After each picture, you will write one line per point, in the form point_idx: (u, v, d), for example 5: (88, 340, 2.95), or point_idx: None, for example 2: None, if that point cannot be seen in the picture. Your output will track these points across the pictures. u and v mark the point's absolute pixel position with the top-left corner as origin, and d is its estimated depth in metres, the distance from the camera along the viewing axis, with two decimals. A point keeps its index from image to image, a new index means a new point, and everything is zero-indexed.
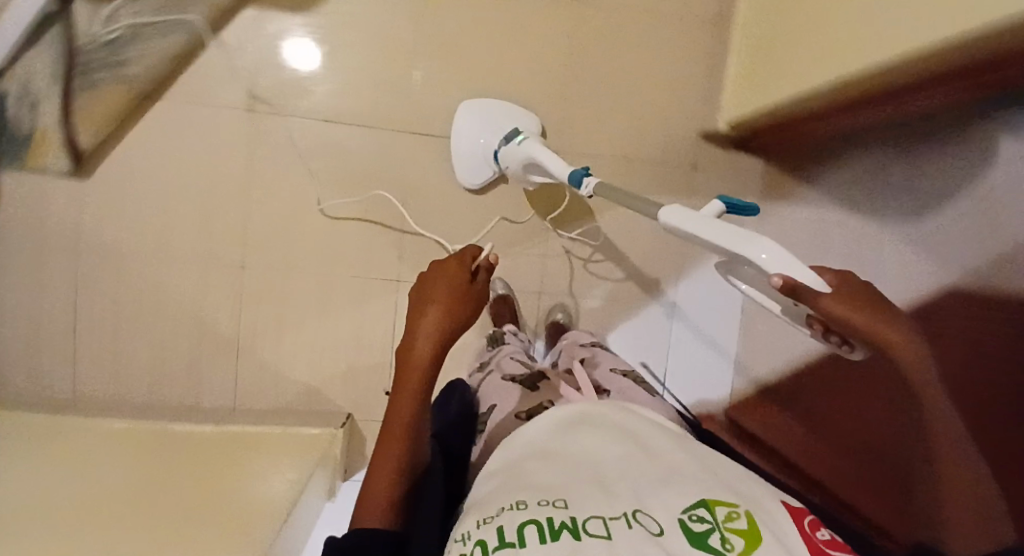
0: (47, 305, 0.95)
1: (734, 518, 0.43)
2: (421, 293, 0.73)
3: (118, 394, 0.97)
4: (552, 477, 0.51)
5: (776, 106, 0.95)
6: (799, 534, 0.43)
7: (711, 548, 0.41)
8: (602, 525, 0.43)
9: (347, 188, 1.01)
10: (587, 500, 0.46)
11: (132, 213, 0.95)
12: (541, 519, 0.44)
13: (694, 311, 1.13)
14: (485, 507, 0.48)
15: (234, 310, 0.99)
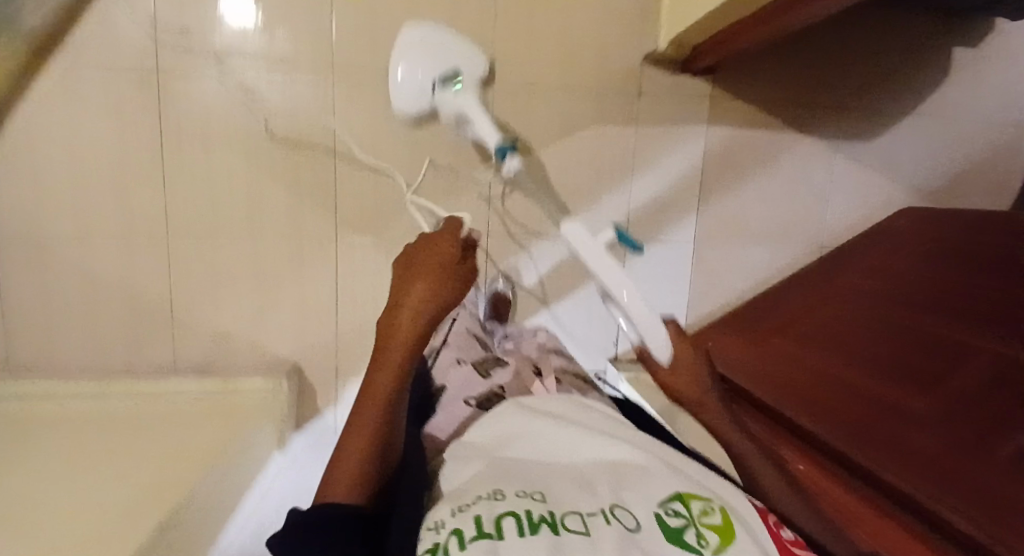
0: None
1: (707, 513, 0.39)
2: (407, 264, 0.58)
3: (53, 356, 0.97)
4: (526, 469, 0.45)
5: (727, 10, 0.82)
6: (768, 531, 0.41)
7: (688, 544, 0.36)
8: (583, 520, 0.37)
9: (269, 134, 0.96)
10: (565, 494, 0.40)
11: (45, 172, 0.93)
12: (520, 511, 0.38)
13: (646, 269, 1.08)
14: (459, 495, 0.42)
15: (165, 267, 0.97)
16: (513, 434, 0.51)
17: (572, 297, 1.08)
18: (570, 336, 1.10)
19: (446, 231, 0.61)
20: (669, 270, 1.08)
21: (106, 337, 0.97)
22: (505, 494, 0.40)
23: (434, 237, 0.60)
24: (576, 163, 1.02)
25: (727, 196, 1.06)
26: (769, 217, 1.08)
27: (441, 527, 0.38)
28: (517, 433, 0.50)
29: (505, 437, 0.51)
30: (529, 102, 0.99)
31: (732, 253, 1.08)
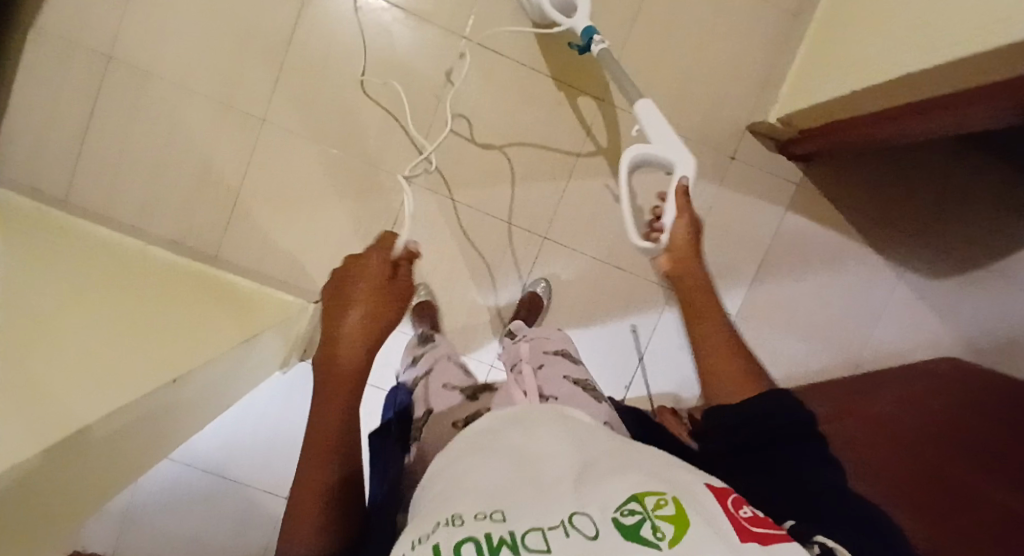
0: (66, 99, 0.97)
1: (663, 504, 0.30)
2: (339, 293, 0.57)
3: (107, 207, 0.99)
4: (483, 476, 0.35)
5: (850, 97, 0.85)
6: (725, 512, 0.31)
7: (642, 540, 0.27)
8: (547, 537, 0.28)
9: (383, 75, 1.00)
10: (528, 504, 0.31)
11: (171, 35, 0.96)
12: (479, 534, 0.29)
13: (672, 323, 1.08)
14: (417, 523, 0.33)
15: (242, 159, 1.00)
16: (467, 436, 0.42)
17: (599, 327, 1.08)
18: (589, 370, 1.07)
19: (372, 255, 0.60)
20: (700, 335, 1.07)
21: (164, 205, 0.99)
22: (462, 518, 0.31)
23: (360, 263, 0.59)
24: None
25: (782, 284, 1.07)
26: (814, 319, 1.08)
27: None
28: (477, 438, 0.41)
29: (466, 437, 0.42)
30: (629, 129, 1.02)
31: (768, 342, 1.08)
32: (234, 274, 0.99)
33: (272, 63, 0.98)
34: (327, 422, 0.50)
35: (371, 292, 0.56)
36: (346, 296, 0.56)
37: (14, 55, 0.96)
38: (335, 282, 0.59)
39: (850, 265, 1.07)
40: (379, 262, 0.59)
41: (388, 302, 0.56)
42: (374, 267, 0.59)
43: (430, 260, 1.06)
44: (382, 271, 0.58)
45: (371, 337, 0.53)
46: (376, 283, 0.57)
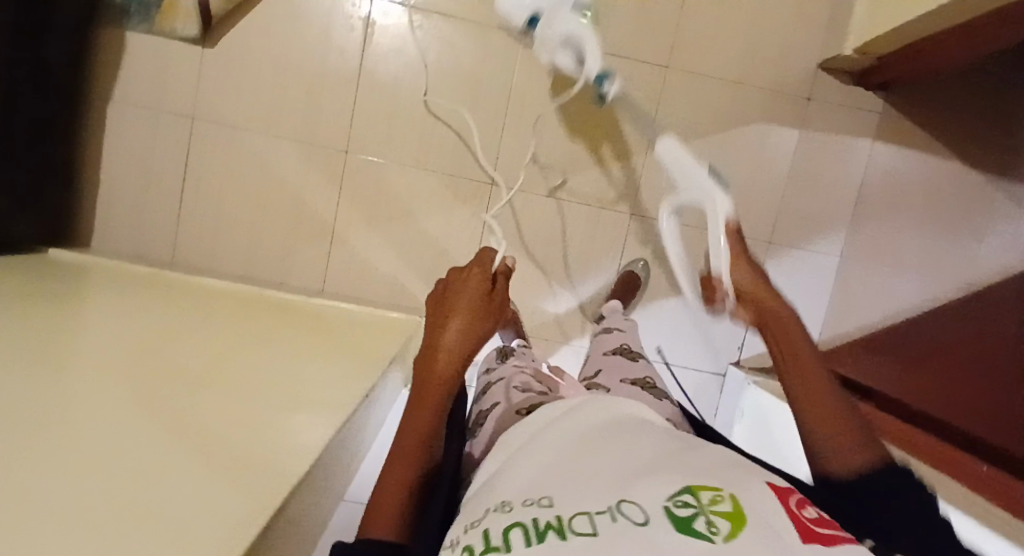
0: (158, 165, 1.01)
1: (717, 500, 0.32)
2: (439, 303, 0.58)
3: (214, 259, 1.03)
4: (535, 471, 0.40)
5: (920, 25, 0.84)
6: (783, 514, 0.32)
7: (696, 533, 0.29)
8: (593, 521, 0.31)
9: (451, 86, 1.01)
10: (576, 493, 0.35)
11: (248, 87, 0.99)
12: (527, 521, 0.33)
13: None
14: (473, 510, 0.39)
15: (331, 194, 1.02)
16: (526, 438, 0.47)
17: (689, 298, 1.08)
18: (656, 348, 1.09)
19: (474, 265, 0.60)
20: (808, 282, 1.08)
21: (266, 248, 1.03)
22: (512, 504, 0.36)
23: (464, 273, 0.59)
24: (733, 159, 1.04)
25: (879, 220, 1.05)
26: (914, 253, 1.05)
27: (456, 546, 0.36)
28: (541, 436, 0.46)
29: (527, 438, 0.47)
30: (700, 92, 1.02)
31: (877, 282, 1.06)
32: (343, 301, 1.02)
33: (345, 96, 1.00)
34: (418, 419, 0.51)
35: (470, 305, 0.56)
36: (447, 305, 0.57)
37: (99, 132, 0.99)
38: (437, 292, 0.60)
39: None
40: (481, 273, 0.59)
41: (483, 319, 0.56)
42: (474, 281, 0.58)
43: (525, 257, 1.07)
44: (483, 285, 0.58)
45: (464, 352, 0.54)
46: (476, 295, 0.57)
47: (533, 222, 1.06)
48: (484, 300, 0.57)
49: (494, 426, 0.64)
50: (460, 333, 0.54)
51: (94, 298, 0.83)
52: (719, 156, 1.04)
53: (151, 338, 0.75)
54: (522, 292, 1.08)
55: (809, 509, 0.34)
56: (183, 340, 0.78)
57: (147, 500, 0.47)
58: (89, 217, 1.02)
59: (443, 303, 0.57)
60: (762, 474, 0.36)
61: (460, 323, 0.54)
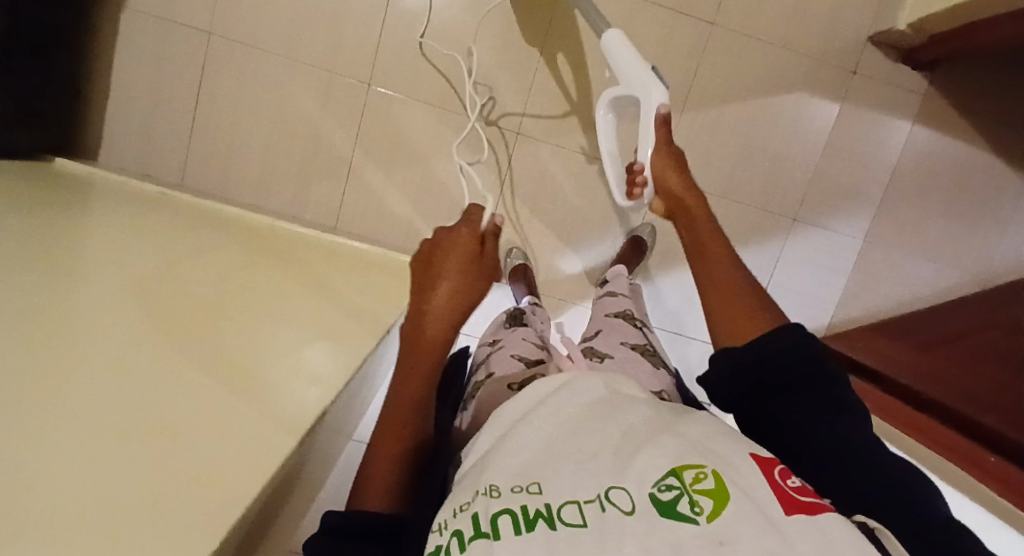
0: (170, 83, 0.96)
1: (700, 479, 0.31)
2: (426, 270, 0.55)
3: (225, 187, 1.00)
4: (523, 449, 0.38)
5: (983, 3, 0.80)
6: (768, 489, 0.32)
7: (681, 516, 0.29)
8: (582, 510, 0.31)
9: (482, 25, 0.96)
10: (565, 477, 0.34)
11: (267, 6, 0.94)
12: (515, 506, 0.33)
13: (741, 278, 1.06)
14: (460, 491, 0.37)
15: (350, 127, 0.99)
16: (520, 412, 0.44)
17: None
18: (657, 321, 1.07)
19: (462, 225, 0.57)
20: (823, 264, 1.06)
21: (280, 179, 1.00)
22: (499, 489, 0.35)
23: (450, 237, 0.56)
24: (767, 127, 1.00)
25: (910, 203, 1.04)
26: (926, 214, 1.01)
27: (444, 529, 0.35)
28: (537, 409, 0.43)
29: (521, 413, 0.44)
30: (741, 52, 0.98)
31: (897, 264, 1.05)
32: (358, 242, 1.00)
33: (370, 25, 0.95)
34: (408, 388, 0.50)
35: (460, 271, 0.54)
36: (434, 272, 0.54)
37: (107, 42, 0.94)
38: (422, 255, 0.57)
39: (977, 176, 1.03)
40: (470, 235, 0.57)
41: (474, 285, 0.54)
42: (463, 243, 0.56)
43: (542, 212, 1.04)
44: (471, 247, 0.55)
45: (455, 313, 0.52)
46: (464, 256, 0.55)
47: (555, 172, 1.02)
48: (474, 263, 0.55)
49: (480, 398, 0.63)
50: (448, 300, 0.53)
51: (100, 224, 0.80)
52: (752, 122, 1.00)
53: (159, 262, 0.73)
54: (538, 247, 1.05)
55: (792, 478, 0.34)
56: (192, 264, 0.75)
57: (157, 441, 0.46)
58: (97, 132, 0.98)
59: (430, 264, 0.55)
60: (749, 446, 0.36)
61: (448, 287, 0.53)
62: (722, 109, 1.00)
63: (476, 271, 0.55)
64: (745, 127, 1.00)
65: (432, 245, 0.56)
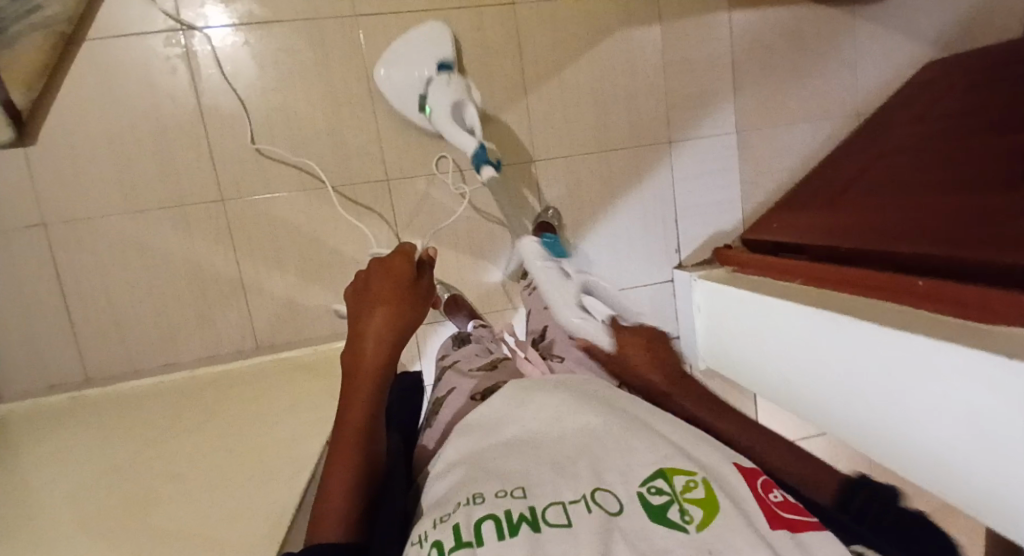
0: (31, 291, 0.92)
1: (691, 487, 0.37)
2: (362, 295, 0.58)
3: (133, 361, 0.96)
4: (506, 457, 0.43)
5: None
6: (755, 496, 0.38)
7: (673, 522, 0.35)
8: (568, 511, 0.36)
9: (306, 99, 0.95)
10: (545, 483, 0.39)
11: (92, 176, 0.91)
12: (499, 512, 0.36)
13: (654, 207, 1.08)
14: (439, 504, 0.40)
15: (228, 250, 0.96)
16: (493, 421, 0.49)
17: (613, 219, 1.07)
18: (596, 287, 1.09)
19: (397, 254, 0.61)
20: (719, 168, 1.09)
21: (185, 329, 0.97)
22: (484, 495, 0.38)
23: (386, 264, 0.60)
24: (609, 72, 1.03)
25: (761, 79, 1.08)
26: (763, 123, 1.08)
27: (425, 540, 0.37)
28: (504, 419, 0.49)
29: (494, 424, 0.49)
30: (551, 18, 1.00)
31: (776, 136, 1.10)
32: (287, 351, 0.98)
33: (200, 147, 0.93)
34: (353, 414, 0.51)
35: (396, 293, 0.57)
36: (370, 296, 0.57)
37: None
38: (358, 283, 0.60)
39: (806, 29, 1.08)
40: (404, 261, 0.60)
41: (410, 307, 0.57)
42: (398, 268, 0.59)
43: (448, 240, 1.04)
44: (407, 271, 0.59)
45: (394, 332, 0.55)
46: (403, 278, 0.59)
47: (442, 198, 1.02)
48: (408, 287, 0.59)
49: (444, 414, 0.64)
50: (387, 323, 0.55)
51: (30, 467, 0.76)
52: (594, 76, 1.02)
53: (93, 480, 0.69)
54: (459, 274, 1.05)
55: (775, 492, 0.40)
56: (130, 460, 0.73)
57: None
58: None
59: (367, 288, 0.58)
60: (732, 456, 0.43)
61: (387, 310, 0.55)
62: (562, 73, 1.02)
63: (413, 293, 0.58)
64: (590, 82, 1.03)
65: (369, 270, 0.60)
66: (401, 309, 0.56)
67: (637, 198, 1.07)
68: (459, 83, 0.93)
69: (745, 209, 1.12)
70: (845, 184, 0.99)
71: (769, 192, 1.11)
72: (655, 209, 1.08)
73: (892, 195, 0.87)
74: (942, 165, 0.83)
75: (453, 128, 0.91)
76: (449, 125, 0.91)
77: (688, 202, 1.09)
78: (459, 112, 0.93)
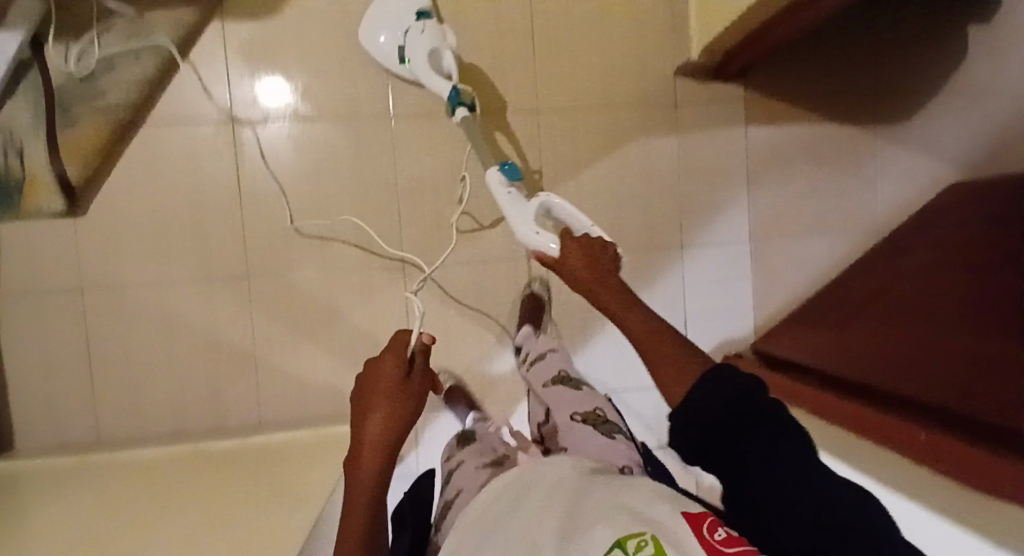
0: (61, 351, 0.97)
1: (640, 547, 0.38)
2: (361, 397, 0.65)
3: (143, 426, 0.99)
4: None
5: (746, 23, 0.88)
6: (699, 543, 0.38)
7: None
8: None
9: (336, 188, 1.01)
10: None
11: (131, 248, 0.97)
12: None
13: (666, 293, 1.09)
14: None
15: (246, 325, 1.00)
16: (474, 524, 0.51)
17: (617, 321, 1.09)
18: (600, 371, 1.09)
19: (387, 354, 0.67)
20: (732, 270, 1.10)
21: (196, 398, 1.00)
22: None
23: (379, 365, 0.66)
24: (625, 179, 1.06)
25: (778, 193, 1.09)
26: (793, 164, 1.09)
27: None
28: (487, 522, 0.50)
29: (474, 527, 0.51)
30: (573, 126, 1.05)
31: (791, 248, 1.10)
32: (288, 430, 0.99)
33: (233, 227, 0.99)
34: (353, 519, 0.57)
35: (390, 395, 0.63)
36: (367, 400, 0.64)
37: None
38: (359, 384, 0.67)
39: (825, 148, 1.10)
40: (395, 361, 0.67)
41: (403, 408, 0.63)
42: (390, 371, 0.66)
43: (457, 329, 1.06)
44: (400, 372, 0.65)
45: (390, 435, 0.61)
46: (392, 385, 0.64)
47: (455, 288, 1.05)
48: (401, 386, 0.65)
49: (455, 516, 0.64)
50: (382, 425, 0.61)
51: (26, 527, 0.78)
52: (612, 181, 1.06)
53: None
54: (465, 363, 1.06)
55: (721, 529, 0.40)
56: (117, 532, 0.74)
57: None
58: (10, 424, 0.97)
59: (364, 397, 0.65)
60: (683, 511, 0.43)
61: (382, 415, 0.62)
62: (580, 177, 1.06)
63: (404, 392, 0.64)
64: (607, 187, 1.06)
65: (366, 372, 0.67)
66: (394, 410, 0.62)
67: (650, 284, 1.08)
68: (433, 29, 0.94)
69: (759, 318, 1.11)
70: (858, 307, 1.00)
71: (783, 303, 1.11)
72: (668, 295, 1.09)
73: (898, 326, 0.89)
74: (944, 300, 0.84)
75: (428, 74, 0.92)
76: (429, 71, 0.92)
77: (700, 286, 1.10)
78: (437, 58, 0.94)
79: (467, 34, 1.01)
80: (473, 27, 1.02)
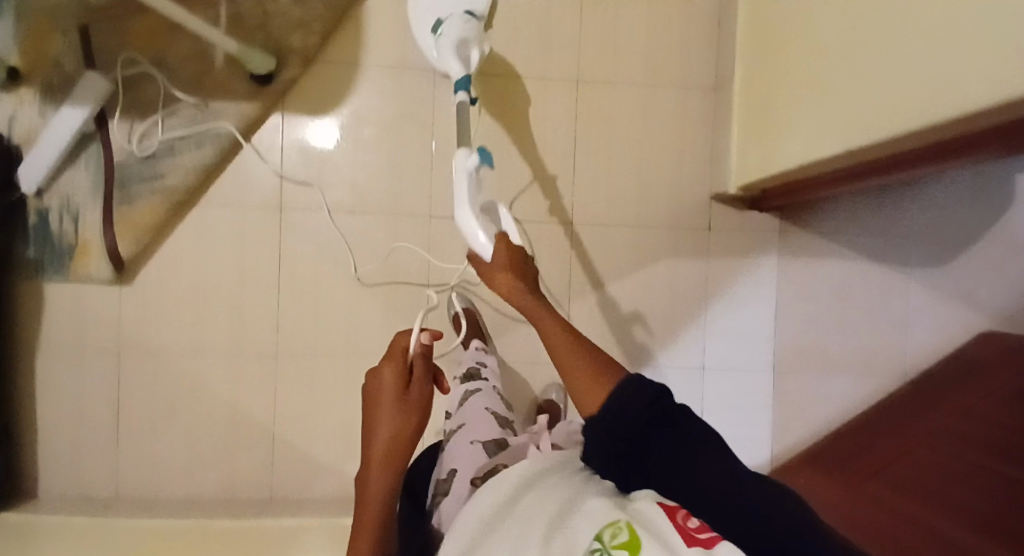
0: (90, 406, 1.01)
1: (616, 534, 0.36)
2: (367, 411, 0.65)
3: (156, 487, 1.02)
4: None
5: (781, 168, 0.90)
6: (674, 527, 0.36)
7: None
8: None
9: (368, 279, 1.04)
10: None
11: (169, 314, 1.01)
12: None
13: (684, 372, 1.11)
14: None
15: (268, 401, 1.03)
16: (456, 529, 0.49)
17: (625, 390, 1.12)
18: None
19: (386, 366, 0.66)
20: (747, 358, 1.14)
21: (211, 466, 1.03)
22: None
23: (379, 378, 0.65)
24: (650, 295, 1.08)
25: None
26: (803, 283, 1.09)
27: None
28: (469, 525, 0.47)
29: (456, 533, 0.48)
30: (605, 239, 1.07)
31: (812, 385, 1.10)
32: (291, 511, 1.01)
33: (267, 305, 1.03)
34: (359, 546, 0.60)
35: (392, 413, 0.63)
36: (372, 414, 0.64)
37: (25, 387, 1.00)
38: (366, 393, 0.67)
39: None
40: (395, 374, 0.65)
41: (407, 424, 0.63)
42: (388, 382, 0.65)
43: None
44: (397, 384, 0.64)
45: (393, 455, 0.62)
46: (393, 398, 0.64)
47: None
48: (400, 401, 0.64)
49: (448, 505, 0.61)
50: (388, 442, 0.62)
51: None
52: (637, 297, 1.08)
53: None
54: None
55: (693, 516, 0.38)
56: None
57: None
58: (33, 471, 1.01)
59: (369, 411, 0.65)
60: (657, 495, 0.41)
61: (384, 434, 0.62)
62: (606, 289, 1.07)
63: (404, 406, 0.63)
64: (632, 302, 1.08)
65: (370, 382, 0.67)
66: (396, 425, 0.62)
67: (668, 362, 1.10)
68: (477, 27, 0.91)
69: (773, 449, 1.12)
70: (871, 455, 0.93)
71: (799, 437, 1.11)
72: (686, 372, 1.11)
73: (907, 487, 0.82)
74: (957, 460, 0.77)
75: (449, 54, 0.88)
76: (446, 52, 0.88)
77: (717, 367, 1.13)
78: (462, 50, 0.90)
79: (514, 142, 1.05)
80: (521, 135, 1.05)
